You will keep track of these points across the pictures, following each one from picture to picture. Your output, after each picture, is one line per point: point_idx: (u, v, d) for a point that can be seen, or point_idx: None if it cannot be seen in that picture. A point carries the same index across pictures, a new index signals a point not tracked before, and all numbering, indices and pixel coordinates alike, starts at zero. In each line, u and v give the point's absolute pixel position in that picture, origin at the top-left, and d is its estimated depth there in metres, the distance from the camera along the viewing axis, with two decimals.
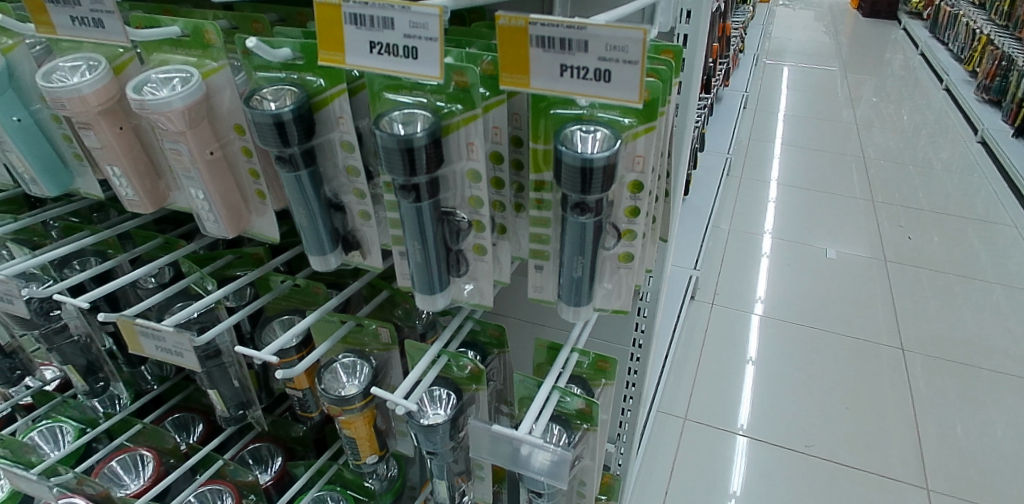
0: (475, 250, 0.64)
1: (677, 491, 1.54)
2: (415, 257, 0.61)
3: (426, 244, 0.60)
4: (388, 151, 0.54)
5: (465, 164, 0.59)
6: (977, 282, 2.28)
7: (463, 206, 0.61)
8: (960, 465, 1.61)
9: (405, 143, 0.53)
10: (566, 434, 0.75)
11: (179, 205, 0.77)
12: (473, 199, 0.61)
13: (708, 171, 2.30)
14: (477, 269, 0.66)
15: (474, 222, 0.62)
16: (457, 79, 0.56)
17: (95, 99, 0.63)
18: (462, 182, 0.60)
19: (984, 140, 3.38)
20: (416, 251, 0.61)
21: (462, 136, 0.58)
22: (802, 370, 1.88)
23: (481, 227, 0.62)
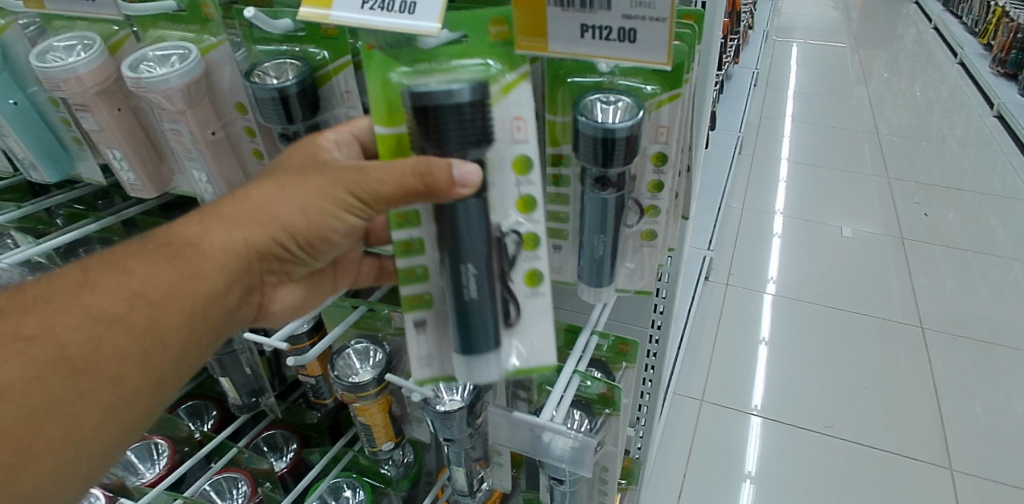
0: (528, 282, 0.52)
1: (694, 474, 1.52)
2: (466, 295, 0.49)
3: (480, 276, 0.49)
4: (420, 115, 0.42)
5: (512, 150, 0.48)
6: (996, 258, 2.23)
7: (511, 212, 0.50)
8: (982, 444, 1.57)
9: (448, 101, 0.41)
10: (588, 420, 0.73)
11: (182, 189, 0.76)
12: (524, 201, 0.49)
13: (720, 149, 2.25)
14: (531, 310, 0.53)
15: (527, 236, 0.50)
16: (495, 32, 0.49)
17: (89, 80, 0.62)
18: (508, 176, 0.48)
19: (1000, 113, 3.29)
20: (469, 286, 0.48)
21: (506, 109, 0.47)
22: (819, 350, 1.85)
23: (534, 243, 0.51)
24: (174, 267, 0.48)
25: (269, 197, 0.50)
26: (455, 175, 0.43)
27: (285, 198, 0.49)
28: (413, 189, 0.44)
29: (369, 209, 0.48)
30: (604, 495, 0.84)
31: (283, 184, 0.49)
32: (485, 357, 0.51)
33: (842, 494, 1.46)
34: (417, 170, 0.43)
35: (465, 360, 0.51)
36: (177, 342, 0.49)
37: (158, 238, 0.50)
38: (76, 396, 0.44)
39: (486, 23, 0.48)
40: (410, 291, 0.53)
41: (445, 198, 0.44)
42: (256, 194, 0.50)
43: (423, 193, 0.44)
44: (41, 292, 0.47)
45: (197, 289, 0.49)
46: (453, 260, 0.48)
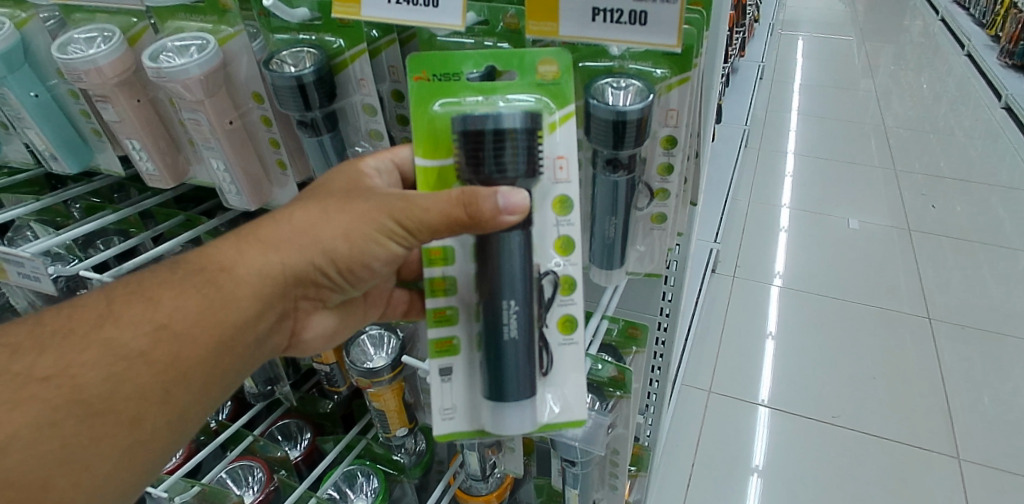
0: (560, 327, 0.55)
1: (702, 464, 1.53)
2: (504, 332, 0.49)
3: (520, 317, 0.49)
4: (470, 140, 0.45)
5: (553, 190, 0.52)
6: (1003, 250, 2.22)
7: (551, 253, 0.53)
8: (990, 434, 1.57)
9: (495, 127, 0.44)
10: (600, 400, 0.74)
11: (199, 179, 0.78)
12: (561, 241, 0.53)
13: (726, 141, 2.25)
14: (562, 358, 0.55)
15: (564, 278, 0.54)
16: (543, 71, 0.51)
17: (110, 71, 0.63)
18: (549, 215, 0.53)
19: (1007, 105, 3.27)
20: (509, 324, 0.49)
21: (551, 147, 0.52)
22: (826, 341, 1.85)
23: (569, 288, 0.54)
24: (209, 292, 0.52)
25: (310, 223, 0.52)
26: (499, 203, 0.45)
27: (322, 225, 0.52)
28: (456, 218, 0.46)
29: (408, 237, 0.50)
30: (615, 478, 0.85)
31: (320, 211, 0.52)
32: (517, 402, 0.50)
33: (849, 484, 1.47)
34: (464, 198, 0.46)
35: (495, 404, 0.51)
36: (207, 367, 0.52)
37: (197, 261, 0.53)
38: (102, 422, 0.48)
39: (536, 64, 0.51)
40: (439, 333, 0.55)
41: (490, 227, 0.46)
42: (297, 219, 0.53)
43: (468, 223, 0.46)
44: (80, 316, 0.51)
45: (230, 314, 0.52)
46: (494, 297, 0.49)
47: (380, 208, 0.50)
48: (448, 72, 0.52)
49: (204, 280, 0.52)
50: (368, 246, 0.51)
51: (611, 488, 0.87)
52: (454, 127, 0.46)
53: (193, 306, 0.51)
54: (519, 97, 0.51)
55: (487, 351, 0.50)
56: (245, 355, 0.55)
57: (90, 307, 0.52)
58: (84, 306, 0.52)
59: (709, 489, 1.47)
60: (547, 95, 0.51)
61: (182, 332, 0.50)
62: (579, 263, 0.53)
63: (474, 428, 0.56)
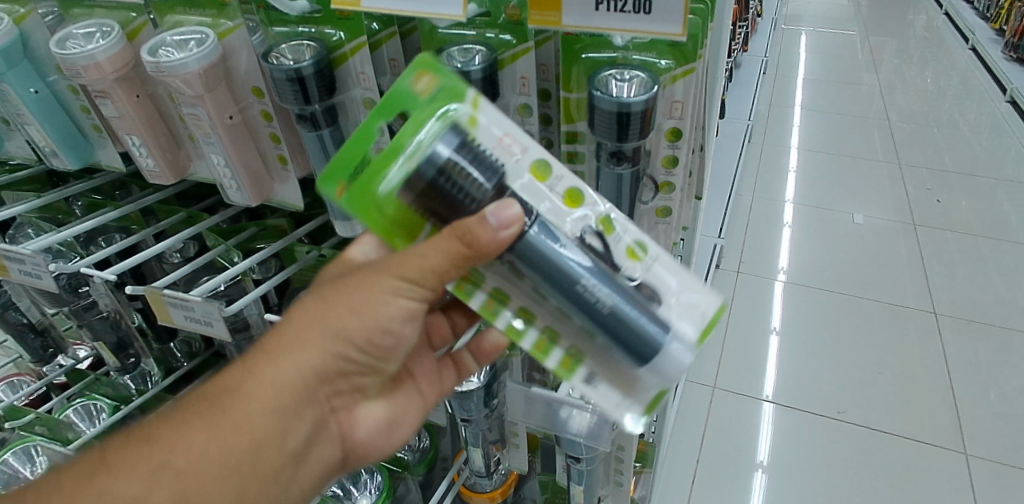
0: (632, 258, 0.49)
1: (707, 460, 1.52)
2: (602, 305, 0.46)
3: (602, 283, 0.47)
4: (426, 194, 0.45)
5: (522, 165, 0.49)
6: (1009, 244, 2.21)
7: (567, 213, 0.49)
8: (996, 429, 1.56)
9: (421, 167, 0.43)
10: None
11: (200, 175, 0.77)
12: (569, 195, 0.49)
13: (729, 137, 2.24)
14: (663, 275, 0.49)
15: (600, 223, 0.49)
16: (421, 87, 0.49)
17: (110, 66, 0.63)
18: (538, 186, 0.49)
19: (1012, 99, 3.25)
20: (601, 298, 0.46)
21: (488, 133, 0.49)
22: (831, 337, 1.84)
23: (608, 222, 0.49)
24: (218, 417, 0.50)
25: (312, 312, 0.52)
26: (489, 216, 0.43)
27: (327, 320, 0.51)
28: (456, 251, 0.44)
29: (417, 288, 0.48)
30: (620, 474, 0.85)
31: (325, 308, 0.51)
32: (662, 347, 0.47)
33: (855, 480, 1.46)
34: (456, 227, 0.44)
35: (654, 364, 0.47)
36: (228, 492, 0.49)
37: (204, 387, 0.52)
38: None
39: (413, 82, 0.49)
40: (555, 358, 0.50)
41: (493, 250, 0.44)
42: (297, 314, 0.53)
43: (469, 256, 0.44)
44: (78, 469, 0.48)
45: (249, 415, 0.50)
46: (573, 286, 0.46)
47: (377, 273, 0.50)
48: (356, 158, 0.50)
49: (211, 406, 0.51)
50: (379, 308, 0.50)
51: (616, 484, 0.86)
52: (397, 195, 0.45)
53: (201, 434, 0.49)
54: (430, 118, 0.49)
55: (612, 335, 0.47)
56: (271, 475, 0.52)
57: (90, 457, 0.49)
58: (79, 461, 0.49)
59: (715, 487, 1.47)
60: (444, 90, 0.49)
61: (190, 462, 0.48)
62: (600, 201, 0.49)
63: (645, 409, 0.50)
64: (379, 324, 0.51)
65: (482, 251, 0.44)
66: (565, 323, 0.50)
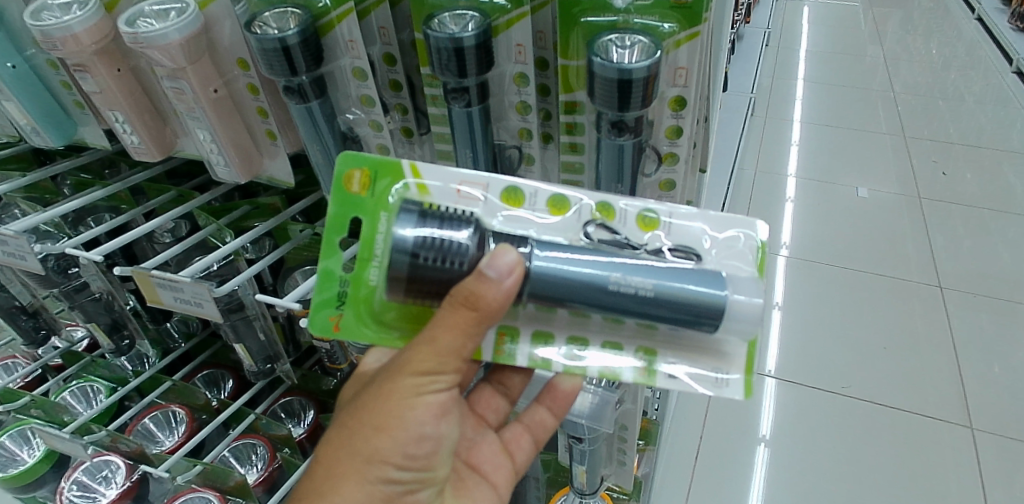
0: (647, 228, 0.52)
1: (710, 437, 1.52)
2: (641, 290, 0.47)
3: (632, 272, 0.47)
4: (415, 281, 0.47)
5: (496, 204, 0.52)
6: (1015, 216, 2.18)
7: (556, 222, 0.52)
8: (1000, 403, 1.55)
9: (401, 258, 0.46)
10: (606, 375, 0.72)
11: (188, 152, 0.75)
12: (552, 201, 0.52)
13: (731, 110, 2.19)
14: (689, 237, 0.52)
15: (598, 208, 0.52)
16: (353, 185, 0.52)
17: (88, 38, 0.61)
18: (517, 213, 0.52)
19: (1019, 69, 3.19)
20: (640, 285, 0.47)
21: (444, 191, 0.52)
22: (835, 311, 1.83)
23: (606, 206, 0.52)
24: None
25: (339, 440, 0.53)
26: (483, 269, 0.45)
27: (357, 439, 0.52)
28: (467, 327, 0.47)
29: (435, 378, 0.50)
30: (622, 453, 0.84)
31: (351, 432, 0.52)
32: (728, 300, 0.47)
33: (859, 455, 1.45)
34: (455, 297, 0.46)
35: (729, 319, 0.47)
36: None
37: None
38: None
39: (346, 190, 0.52)
40: (629, 369, 0.52)
41: (500, 301, 0.46)
42: (325, 447, 0.54)
43: (478, 317, 0.46)
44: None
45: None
46: (606, 289, 0.47)
47: (391, 381, 0.51)
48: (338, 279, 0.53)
49: None
50: (408, 412, 0.51)
51: (619, 463, 0.85)
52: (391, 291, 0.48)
53: None
54: (381, 206, 0.52)
55: (672, 315, 0.47)
56: None
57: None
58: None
59: (717, 463, 1.46)
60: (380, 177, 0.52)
61: None
62: (582, 195, 0.52)
63: (740, 366, 0.52)
64: (414, 428, 0.52)
65: (489, 312, 0.46)
66: (618, 331, 0.52)
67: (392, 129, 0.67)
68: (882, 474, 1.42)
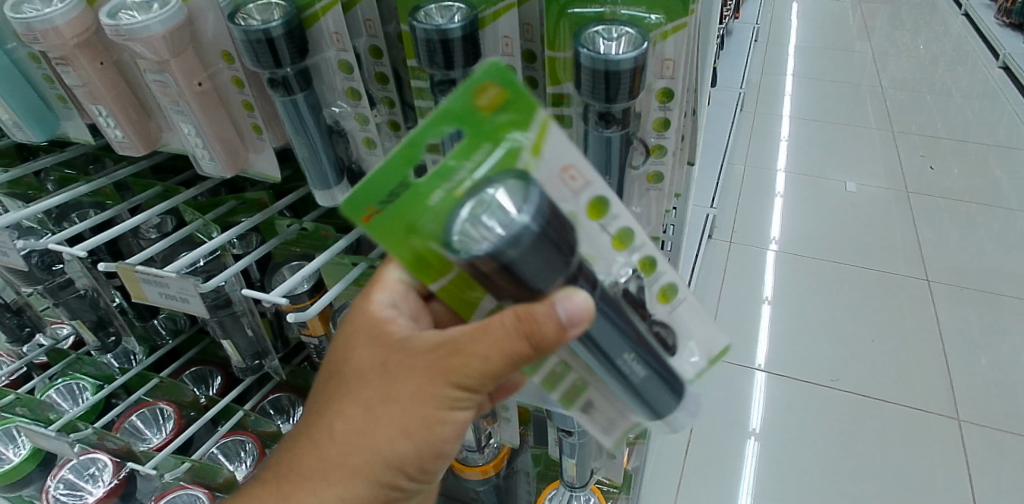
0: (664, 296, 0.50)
1: (700, 430, 1.52)
2: (632, 371, 0.47)
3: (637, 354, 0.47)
4: (498, 274, 0.38)
5: (583, 196, 0.43)
6: (1000, 210, 2.20)
7: (615, 257, 0.46)
8: (987, 394, 1.57)
9: (502, 246, 0.37)
10: None
11: (173, 147, 0.74)
12: (619, 237, 0.46)
13: (721, 106, 2.20)
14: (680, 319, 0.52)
15: (639, 264, 0.47)
16: (483, 98, 0.39)
17: (69, 31, 0.60)
18: (591, 223, 0.44)
19: (1005, 65, 3.22)
20: (634, 369, 0.47)
21: (552, 162, 0.42)
22: (824, 305, 1.84)
23: (649, 264, 0.48)
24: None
25: (359, 429, 0.51)
26: (557, 316, 0.40)
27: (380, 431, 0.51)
28: (524, 361, 0.43)
29: (473, 393, 0.48)
30: (612, 446, 0.84)
31: (376, 423, 0.51)
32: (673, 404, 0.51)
33: (848, 447, 1.47)
34: (520, 323, 0.41)
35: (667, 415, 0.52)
36: None
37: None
38: None
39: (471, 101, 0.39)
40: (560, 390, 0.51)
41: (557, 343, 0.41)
42: (342, 430, 0.52)
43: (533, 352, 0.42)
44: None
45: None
46: (610, 360, 0.46)
47: (427, 390, 0.48)
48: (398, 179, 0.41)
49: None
50: (437, 426, 0.50)
51: (609, 456, 0.86)
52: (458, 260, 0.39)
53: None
54: (494, 138, 0.40)
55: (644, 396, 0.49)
56: None
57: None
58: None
59: (708, 456, 1.47)
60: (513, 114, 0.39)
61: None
62: (648, 244, 0.47)
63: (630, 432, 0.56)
64: (437, 438, 0.51)
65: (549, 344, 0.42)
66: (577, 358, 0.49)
67: (378, 123, 0.67)
68: (871, 465, 1.43)
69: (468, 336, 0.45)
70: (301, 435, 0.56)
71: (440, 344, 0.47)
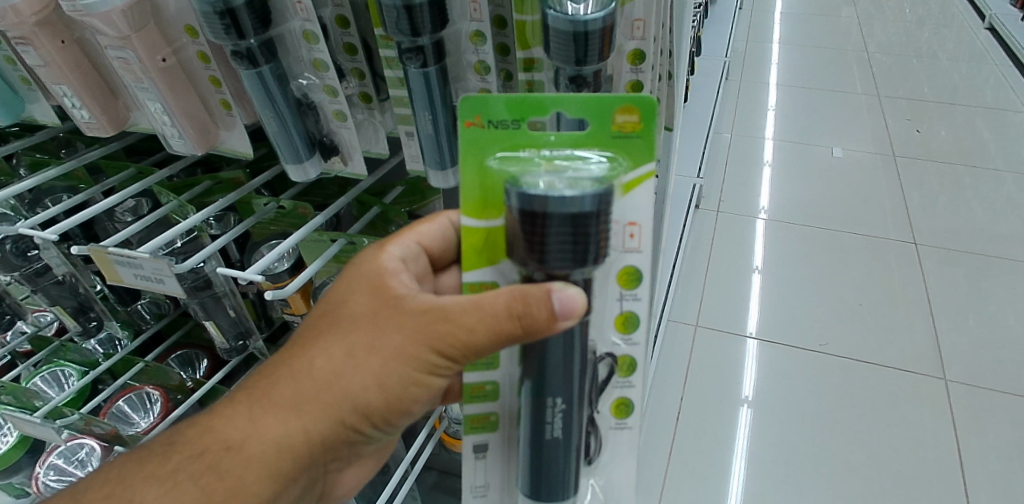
0: (621, 329, 0.54)
1: (691, 398, 1.54)
2: (550, 433, 0.50)
3: (555, 416, 0.50)
4: (543, 234, 0.42)
5: (621, 260, 0.53)
6: (987, 171, 2.21)
7: (614, 284, 0.53)
8: (974, 354, 1.59)
9: (563, 207, 0.41)
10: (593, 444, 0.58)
11: (141, 126, 0.73)
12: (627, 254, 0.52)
13: (706, 75, 2.18)
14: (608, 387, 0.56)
15: (625, 267, 0.53)
16: (622, 119, 0.49)
17: (28, 8, 0.59)
18: (612, 285, 0.53)
19: (992, 26, 3.21)
20: (554, 424, 0.50)
21: (623, 213, 0.51)
22: (813, 272, 1.85)
23: (631, 275, 0.53)
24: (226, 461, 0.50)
25: (337, 366, 0.49)
26: (555, 297, 0.44)
27: (355, 378, 0.49)
28: (512, 334, 0.45)
29: (454, 363, 0.48)
30: None
31: (350, 364, 0.49)
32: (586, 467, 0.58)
33: (838, 410, 1.49)
34: (512, 301, 0.44)
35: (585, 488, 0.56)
36: None
37: (223, 425, 0.51)
38: None
39: (612, 115, 0.49)
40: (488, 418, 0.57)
41: (546, 332, 0.44)
42: (318, 364, 0.50)
43: (520, 335, 0.45)
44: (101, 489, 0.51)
45: (270, 470, 0.50)
46: (536, 403, 0.50)
47: (416, 354, 0.48)
48: (504, 119, 0.50)
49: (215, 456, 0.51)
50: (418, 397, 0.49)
51: None
52: (512, 201, 0.43)
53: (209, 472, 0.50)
54: (599, 139, 0.50)
55: (535, 462, 0.52)
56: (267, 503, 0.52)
57: (105, 488, 0.51)
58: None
59: (699, 425, 1.49)
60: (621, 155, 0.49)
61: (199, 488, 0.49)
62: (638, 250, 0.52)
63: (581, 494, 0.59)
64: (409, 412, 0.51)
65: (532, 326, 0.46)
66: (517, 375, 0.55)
67: (349, 95, 0.66)
68: (861, 427, 1.45)
69: (464, 305, 0.46)
70: (265, 378, 0.52)
71: (440, 308, 0.47)
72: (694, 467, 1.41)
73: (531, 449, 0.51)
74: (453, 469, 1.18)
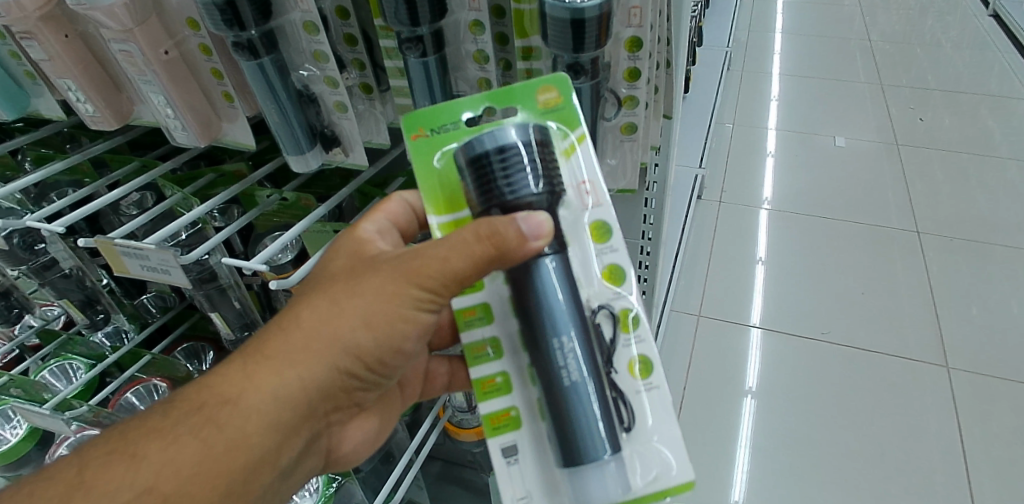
0: (610, 283, 0.53)
1: (693, 388, 1.55)
2: (567, 378, 0.47)
3: (567, 357, 0.47)
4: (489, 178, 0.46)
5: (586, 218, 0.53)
6: (992, 159, 2.20)
7: (589, 241, 0.53)
8: (977, 341, 1.60)
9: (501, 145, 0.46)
10: (624, 413, 0.51)
11: (146, 120, 0.74)
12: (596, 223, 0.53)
13: (708, 65, 2.17)
14: (623, 348, 0.53)
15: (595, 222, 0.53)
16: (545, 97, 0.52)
17: (31, 4, 0.59)
18: (587, 241, 0.53)
19: (996, 13, 3.18)
20: (568, 367, 0.47)
21: (574, 174, 0.53)
22: (817, 262, 1.84)
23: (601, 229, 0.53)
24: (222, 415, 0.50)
25: (323, 312, 0.50)
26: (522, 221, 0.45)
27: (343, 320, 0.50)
28: (487, 256, 0.46)
29: (440, 296, 0.49)
30: None
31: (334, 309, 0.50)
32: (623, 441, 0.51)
33: (840, 398, 1.49)
34: (481, 230, 0.46)
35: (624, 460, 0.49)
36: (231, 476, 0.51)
37: (216, 383, 0.51)
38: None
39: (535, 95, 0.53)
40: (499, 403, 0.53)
41: (518, 255, 0.46)
42: (304, 314, 0.51)
43: (495, 257, 0.46)
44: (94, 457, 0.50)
45: (267, 419, 0.51)
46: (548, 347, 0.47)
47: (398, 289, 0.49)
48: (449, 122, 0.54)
49: (209, 414, 0.51)
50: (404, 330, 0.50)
51: None
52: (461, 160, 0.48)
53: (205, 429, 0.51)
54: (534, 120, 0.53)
55: (555, 416, 0.48)
56: (268, 457, 0.52)
57: (111, 443, 0.51)
58: (57, 477, 0.49)
59: (703, 415, 1.49)
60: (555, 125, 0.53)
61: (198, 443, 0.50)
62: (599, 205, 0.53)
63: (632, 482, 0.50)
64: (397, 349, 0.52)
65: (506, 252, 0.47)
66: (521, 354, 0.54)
67: (350, 86, 0.66)
68: (863, 415, 1.46)
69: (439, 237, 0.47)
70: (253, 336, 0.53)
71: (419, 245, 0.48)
72: (697, 456, 1.42)
73: (548, 403, 0.48)
74: (458, 458, 1.19)
